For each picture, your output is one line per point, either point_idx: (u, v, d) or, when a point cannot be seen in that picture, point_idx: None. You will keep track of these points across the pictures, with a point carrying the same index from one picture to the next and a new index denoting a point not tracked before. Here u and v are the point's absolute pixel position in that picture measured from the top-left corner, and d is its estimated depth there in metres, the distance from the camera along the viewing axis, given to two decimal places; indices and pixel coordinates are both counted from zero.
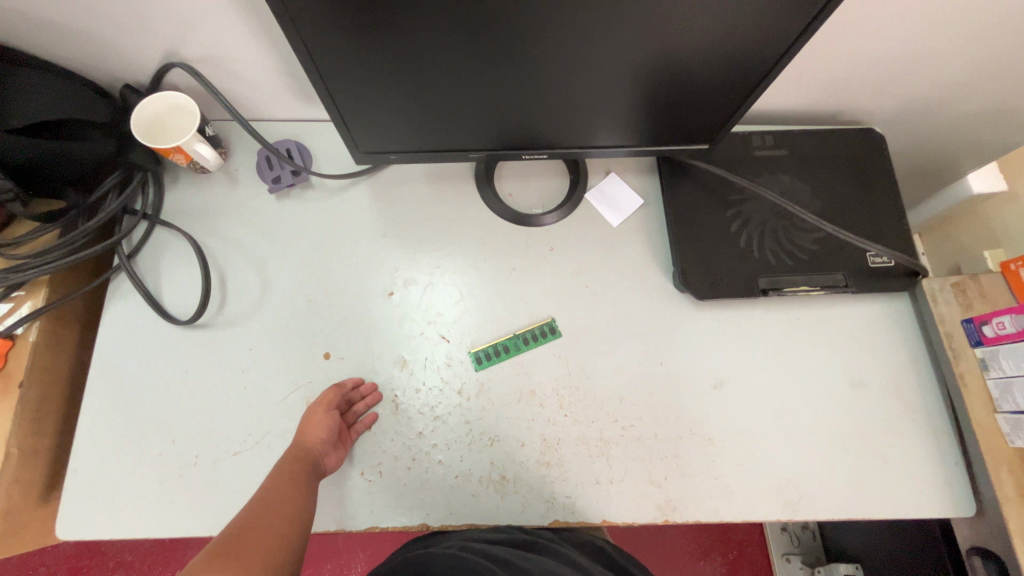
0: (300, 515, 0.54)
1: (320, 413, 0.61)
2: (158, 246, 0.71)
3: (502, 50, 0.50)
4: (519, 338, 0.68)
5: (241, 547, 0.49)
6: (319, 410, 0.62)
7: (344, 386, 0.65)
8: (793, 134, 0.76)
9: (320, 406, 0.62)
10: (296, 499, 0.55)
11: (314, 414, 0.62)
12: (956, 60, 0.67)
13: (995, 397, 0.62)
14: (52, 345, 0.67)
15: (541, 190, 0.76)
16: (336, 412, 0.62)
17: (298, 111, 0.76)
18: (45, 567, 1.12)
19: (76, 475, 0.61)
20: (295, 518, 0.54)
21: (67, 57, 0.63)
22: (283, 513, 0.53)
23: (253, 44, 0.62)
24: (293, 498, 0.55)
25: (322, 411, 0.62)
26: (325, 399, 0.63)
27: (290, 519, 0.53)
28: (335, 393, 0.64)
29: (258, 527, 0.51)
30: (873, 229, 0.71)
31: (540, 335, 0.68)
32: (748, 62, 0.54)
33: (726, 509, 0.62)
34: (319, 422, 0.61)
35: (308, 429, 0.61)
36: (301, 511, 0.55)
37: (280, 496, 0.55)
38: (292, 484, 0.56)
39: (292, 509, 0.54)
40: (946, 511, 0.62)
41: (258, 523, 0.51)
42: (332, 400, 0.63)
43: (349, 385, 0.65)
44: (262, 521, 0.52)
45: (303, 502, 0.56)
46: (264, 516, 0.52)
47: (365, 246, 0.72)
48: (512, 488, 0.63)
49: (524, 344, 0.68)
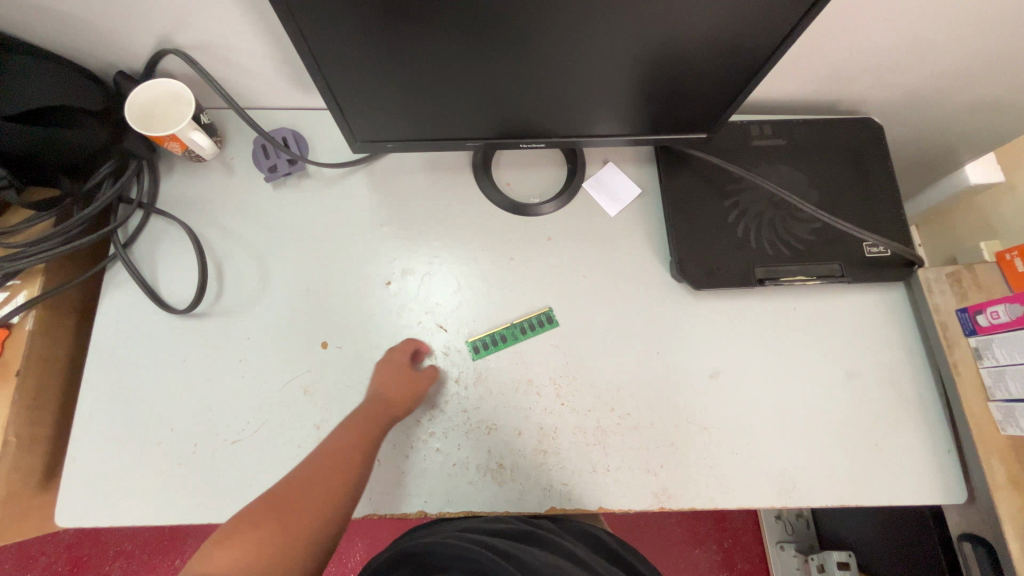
0: (354, 477, 0.56)
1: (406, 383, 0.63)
2: (153, 235, 0.70)
3: (501, 37, 0.50)
4: (517, 328, 0.68)
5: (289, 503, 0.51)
6: (406, 379, 0.63)
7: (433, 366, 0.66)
8: (792, 123, 0.76)
9: (408, 374, 0.63)
10: (355, 460, 0.57)
11: (394, 377, 0.63)
12: (957, 50, 0.66)
13: (989, 385, 0.63)
14: (49, 334, 0.67)
15: (539, 179, 0.76)
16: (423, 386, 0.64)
17: (294, 99, 0.75)
18: (46, 556, 1.13)
19: (74, 464, 0.61)
20: (348, 482, 0.55)
21: (59, 43, 0.62)
22: (338, 475, 0.55)
23: (248, 31, 0.61)
24: (354, 456, 0.57)
25: (414, 385, 0.63)
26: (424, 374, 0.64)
27: (343, 482, 0.55)
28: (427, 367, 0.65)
29: (311, 483, 0.53)
30: (870, 220, 0.71)
31: (537, 325, 0.68)
32: (746, 50, 0.54)
33: (721, 496, 0.63)
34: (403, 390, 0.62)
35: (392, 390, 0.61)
36: (358, 473, 0.56)
37: (340, 453, 0.56)
38: (356, 442, 0.58)
39: (350, 470, 0.56)
40: (937, 499, 0.63)
41: (314, 477, 0.54)
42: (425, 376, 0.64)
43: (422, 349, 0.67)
44: (317, 476, 0.54)
45: (362, 463, 0.57)
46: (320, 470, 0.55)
47: (362, 236, 0.72)
48: (510, 476, 0.63)
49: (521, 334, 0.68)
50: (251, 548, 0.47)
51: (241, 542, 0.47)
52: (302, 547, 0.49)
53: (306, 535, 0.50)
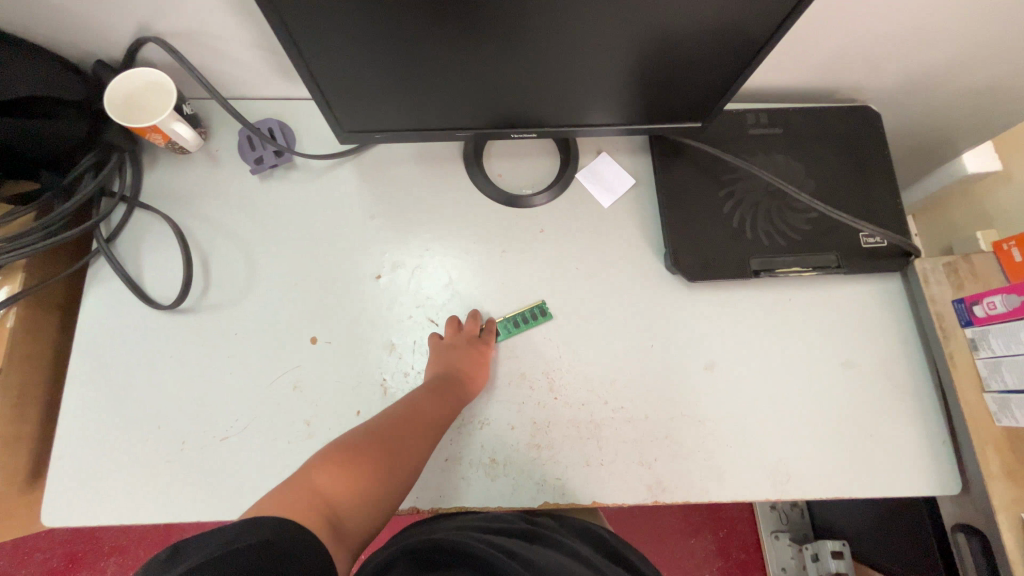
0: (432, 437, 0.57)
1: (485, 362, 0.64)
2: (137, 229, 0.69)
3: (489, 23, 0.48)
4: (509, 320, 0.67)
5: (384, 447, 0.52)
6: (485, 357, 0.64)
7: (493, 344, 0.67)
8: (788, 112, 0.74)
9: (486, 351, 0.64)
10: (439, 419, 0.58)
11: (477, 348, 0.64)
12: (957, 35, 0.65)
13: (984, 376, 0.62)
14: (32, 331, 0.66)
15: (531, 170, 0.74)
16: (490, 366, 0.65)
17: (280, 89, 0.73)
18: (40, 552, 1.12)
19: (61, 462, 0.61)
20: (430, 440, 0.57)
21: (34, 31, 0.60)
22: (424, 431, 0.56)
23: (230, 18, 0.60)
24: (434, 417, 0.58)
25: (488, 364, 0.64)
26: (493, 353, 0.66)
27: (427, 439, 0.56)
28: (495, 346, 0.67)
29: (402, 432, 0.55)
30: (867, 209, 0.70)
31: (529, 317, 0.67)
32: (742, 36, 0.53)
33: (716, 488, 0.62)
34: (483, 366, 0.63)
35: (475, 361, 0.63)
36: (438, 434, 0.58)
37: (421, 412, 0.57)
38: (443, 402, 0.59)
39: (433, 429, 0.57)
40: (932, 490, 0.63)
41: (403, 428, 0.55)
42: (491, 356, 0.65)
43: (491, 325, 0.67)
44: (406, 427, 0.55)
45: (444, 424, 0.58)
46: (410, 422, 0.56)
47: (352, 229, 0.71)
48: (503, 471, 0.63)
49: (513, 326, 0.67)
50: (353, 482, 0.48)
51: (343, 474, 0.48)
52: (391, 490, 0.51)
53: (395, 480, 0.51)
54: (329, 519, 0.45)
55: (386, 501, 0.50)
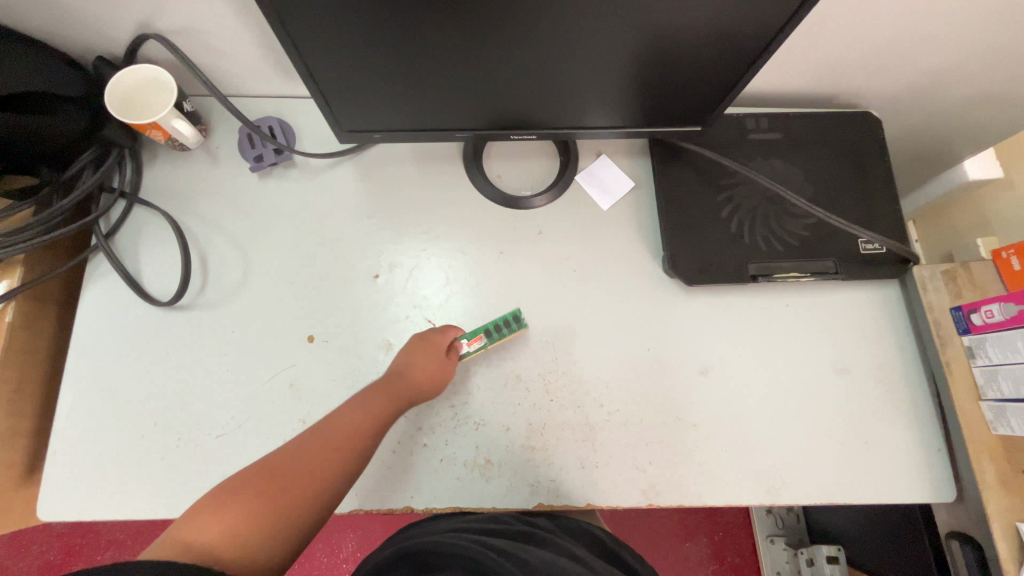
0: (350, 449, 0.53)
1: (429, 373, 0.60)
2: (136, 226, 0.69)
3: (487, 24, 0.48)
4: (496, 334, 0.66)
5: (287, 471, 0.49)
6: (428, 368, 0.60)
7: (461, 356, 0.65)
8: (788, 117, 0.74)
9: (433, 360, 0.61)
10: (363, 434, 0.55)
11: (416, 358, 0.60)
12: (959, 42, 0.65)
13: (981, 384, 0.62)
14: (30, 325, 0.66)
15: (530, 172, 0.74)
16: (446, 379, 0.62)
17: (280, 87, 0.73)
18: (37, 545, 1.13)
19: (56, 457, 0.61)
20: (352, 457, 0.53)
21: (36, 27, 0.60)
22: (344, 448, 0.53)
23: (230, 15, 0.60)
24: (350, 430, 0.54)
25: (442, 377, 0.61)
26: (448, 364, 0.62)
27: (347, 456, 0.53)
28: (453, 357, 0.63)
29: (314, 450, 0.51)
30: (866, 215, 0.70)
31: (510, 325, 0.66)
32: (742, 40, 0.53)
33: (709, 493, 0.62)
34: (424, 376, 0.60)
35: (411, 371, 0.59)
36: (362, 450, 0.54)
37: (334, 428, 0.54)
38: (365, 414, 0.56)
39: (356, 445, 0.54)
40: (926, 497, 0.63)
41: (317, 446, 0.52)
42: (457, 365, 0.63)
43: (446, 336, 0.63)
44: (321, 445, 0.52)
45: (368, 439, 0.55)
46: (326, 438, 0.53)
47: (350, 228, 0.71)
48: (497, 472, 0.63)
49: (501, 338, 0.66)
50: (243, 516, 0.45)
51: (230, 508, 0.45)
52: (298, 519, 0.48)
53: (302, 507, 0.48)
54: (206, 564, 0.42)
55: (291, 534, 0.47)
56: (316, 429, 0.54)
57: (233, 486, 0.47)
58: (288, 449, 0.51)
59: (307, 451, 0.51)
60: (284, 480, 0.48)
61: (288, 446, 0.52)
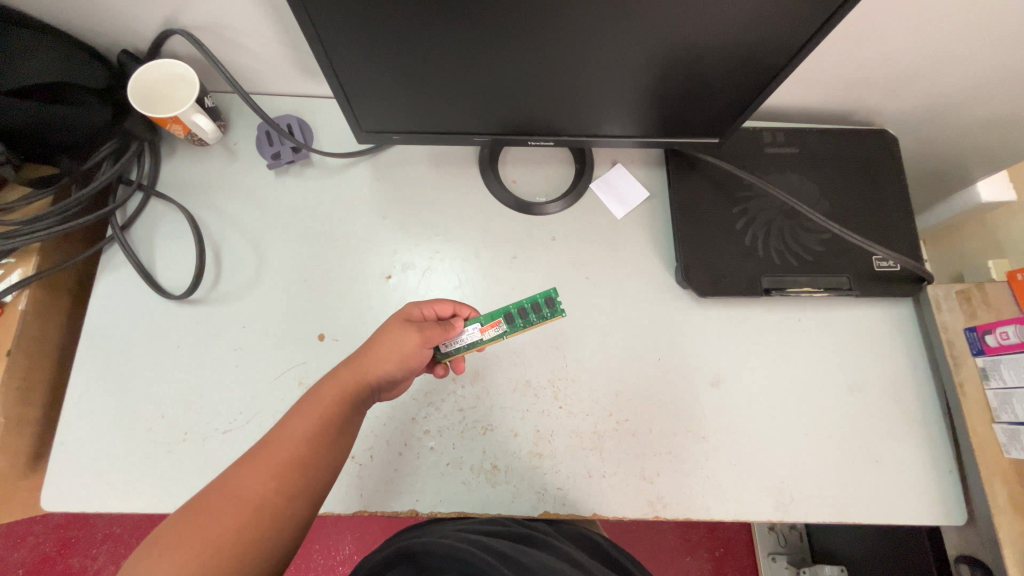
0: (318, 455, 0.49)
1: (392, 353, 0.54)
2: (152, 218, 0.69)
3: (511, 30, 0.49)
4: (519, 320, 0.61)
5: (235, 501, 0.45)
6: (389, 347, 0.54)
7: (451, 330, 0.57)
8: (805, 132, 0.74)
9: (393, 337, 0.55)
10: (318, 440, 0.49)
11: (381, 340, 0.55)
12: (979, 63, 0.65)
13: (994, 407, 0.62)
14: (42, 315, 0.66)
15: (545, 178, 0.75)
16: (421, 353, 0.56)
17: (300, 86, 0.74)
18: (34, 536, 1.12)
19: (62, 447, 0.61)
20: (311, 469, 0.49)
21: (64, 19, 0.61)
22: (298, 462, 0.48)
23: (256, 14, 0.60)
24: (314, 435, 0.49)
25: (409, 352, 0.54)
26: (412, 334, 0.55)
27: (317, 462, 0.49)
28: (424, 326, 0.56)
29: (264, 471, 0.47)
30: (880, 233, 0.70)
31: (541, 308, 0.62)
32: (764, 54, 0.53)
33: (717, 507, 0.62)
34: (386, 359, 0.54)
35: (372, 356, 0.54)
36: (322, 459, 0.49)
37: (295, 434, 0.49)
38: (326, 413, 0.50)
39: (312, 455, 0.49)
40: (937, 520, 0.62)
41: (266, 464, 0.47)
42: (440, 336, 0.56)
43: (422, 310, 0.59)
44: (270, 464, 0.47)
45: (327, 445, 0.50)
46: (276, 455, 0.47)
47: (364, 228, 0.71)
48: (504, 478, 0.62)
49: (525, 325, 0.61)
50: (193, 559, 0.42)
51: (179, 549, 0.42)
52: (263, 547, 0.45)
53: (263, 534, 0.45)
54: None
55: (261, 563, 0.45)
56: (263, 445, 0.48)
57: (196, 510, 0.44)
58: (235, 471, 0.47)
59: (254, 474, 0.46)
60: (238, 508, 0.45)
61: (234, 467, 0.47)
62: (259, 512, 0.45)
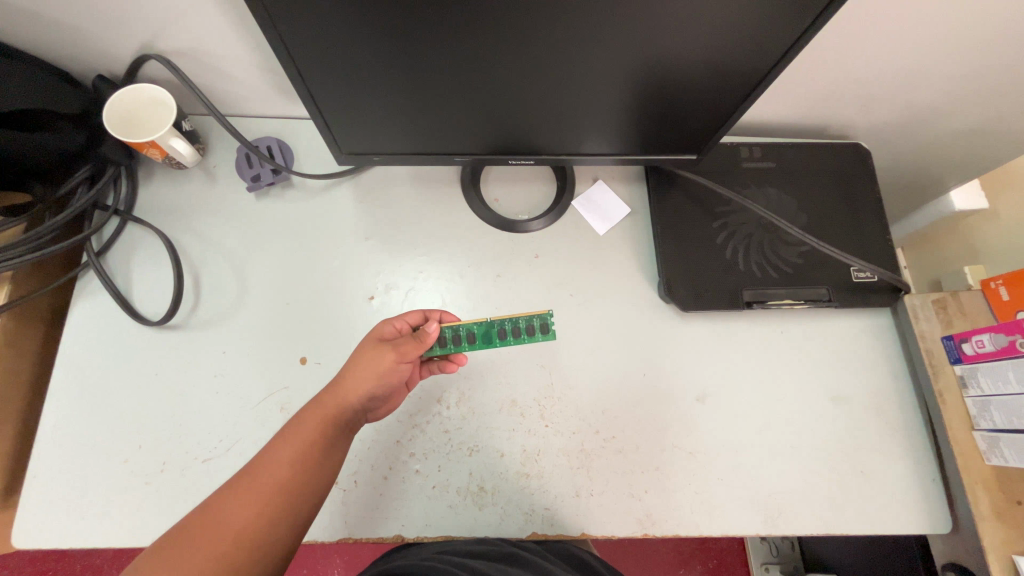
0: (303, 480, 0.48)
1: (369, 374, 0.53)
2: (129, 244, 0.68)
3: (488, 50, 0.49)
4: (511, 336, 0.64)
5: (217, 527, 0.44)
6: (367, 369, 0.54)
7: (425, 338, 0.55)
8: (781, 147, 0.76)
9: (367, 357, 0.54)
10: (303, 467, 0.49)
11: (355, 363, 0.54)
12: (944, 77, 0.67)
13: (974, 414, 0.63)
14: (12, 347, 0.64)
15: (527, 196, 0.75)
16: (398, 368, 0.55)
17: (280, 107, 0.74)
18: (9, 569, 1.08)
19: (34, 481, 0.59)
20: (296, 495, 0.48)
21: (36, 45, 0.60)
22: (283, 489, 0.47)
23: (233, 36, 0.60)
24: (300, 460, 0.49)
25: (384, 369, 0.54)
26: (385, 352, 0.54)
27: (302, 487, 0.48)
28: (398, 342, 0.55)
29: (248, 498, 0.45)
30: (857, 244, 0.71)
31: (534, 331, 0.64)
32: (737, 73, 0.54)
33: (706, 523, 0.62)
34: (366, 378, 0.53)
35: (347, 381, 0.53)
36: (306, 487, 0.49)
37: (279, 460, 0.48)
38: (310, 438, 0.50)
39: (297, 482, 0.48)
40: (922, 529, 0.62)
41: (249, 492, 0.46)
42: (416, 350, 0.55)
43: (394, 325, 0.59)
44: (254, 491, 0.46)
45: (313, 472, 0.49)
46: (260, 482, 0.46)
47: (346, 249, 0.71)
48: (491, 500, 0.62)
49: (514, 340, 0.64)
50: None
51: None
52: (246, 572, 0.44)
53: (246, 560, 0.44)
54: None
55: None
56: (247, 472, 0.47)
57: (176, 538, 0.43)
58: (217, 499, 0.46)
59: (238, 501, 0.45)
60: (219, 535, 0.43)
61: (217, 494, 0.46)
62: (241, 540, 0.44)
